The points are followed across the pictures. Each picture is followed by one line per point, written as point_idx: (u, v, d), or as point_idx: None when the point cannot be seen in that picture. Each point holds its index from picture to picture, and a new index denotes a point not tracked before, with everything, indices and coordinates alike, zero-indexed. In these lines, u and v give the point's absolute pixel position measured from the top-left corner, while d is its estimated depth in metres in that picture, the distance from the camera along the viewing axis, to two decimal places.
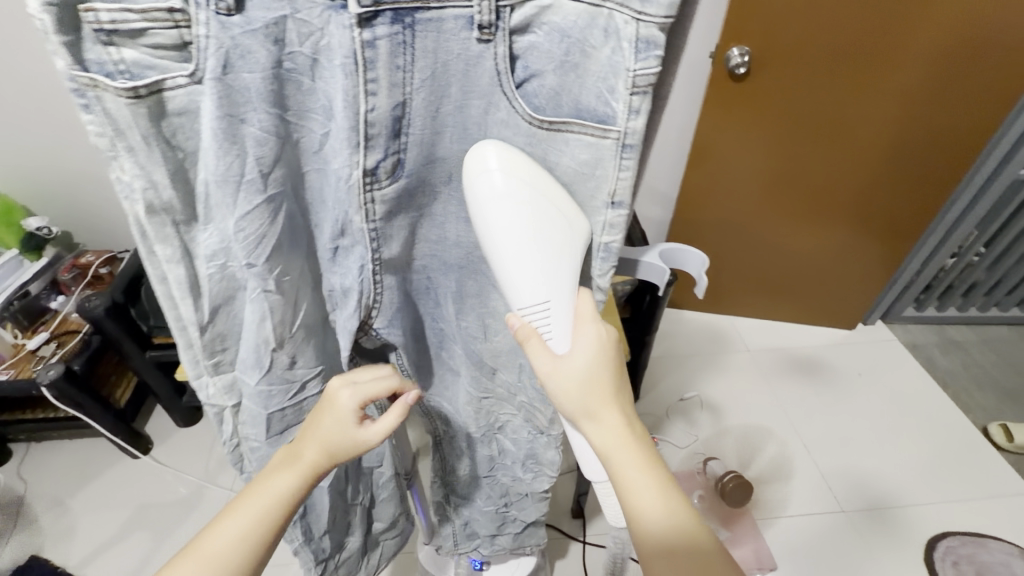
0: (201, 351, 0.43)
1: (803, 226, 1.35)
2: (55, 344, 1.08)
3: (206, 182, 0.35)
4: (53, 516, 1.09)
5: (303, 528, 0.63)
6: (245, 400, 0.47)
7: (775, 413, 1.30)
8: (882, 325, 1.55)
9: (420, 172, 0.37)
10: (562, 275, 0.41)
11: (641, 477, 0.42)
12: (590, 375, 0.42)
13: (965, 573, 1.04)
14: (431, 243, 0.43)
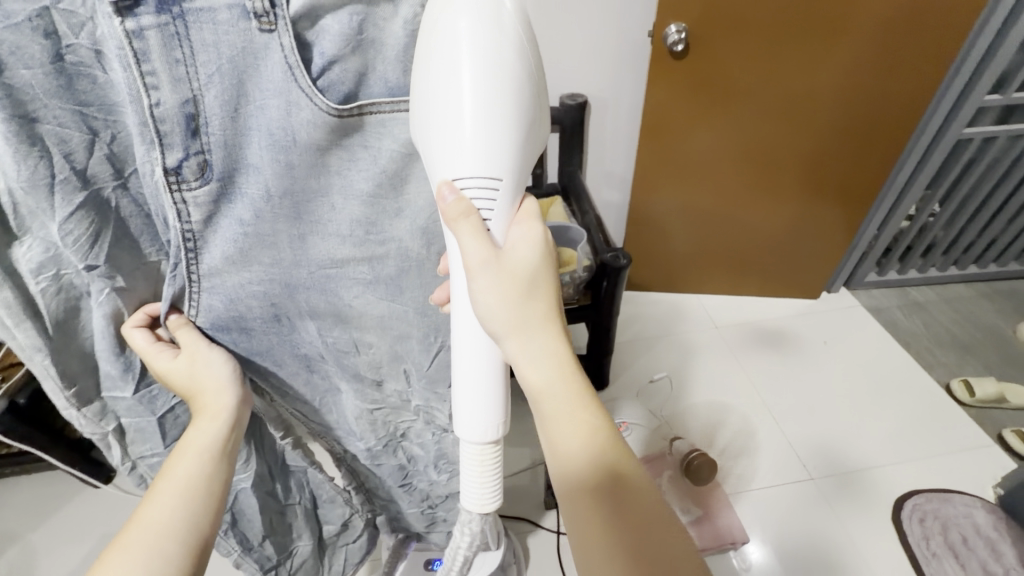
0: (60, 380, 0.38)
1: (764, 196, 1.34)
2: None
3: (10, 192, 0.30)
4: (15, 555, 1.07)
5: (237, 537, 0.58)
6: (125, 418, 0.44)
7: (743, 390, 1.31)
8: (846, 292, 1.57)
9: (238, 179, 0.32)
10: (513, 152, 0.35)
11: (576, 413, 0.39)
12: (533, 274, 0.39)
13: (931, 529, 1.05)
14: (266, 267, 0.36)
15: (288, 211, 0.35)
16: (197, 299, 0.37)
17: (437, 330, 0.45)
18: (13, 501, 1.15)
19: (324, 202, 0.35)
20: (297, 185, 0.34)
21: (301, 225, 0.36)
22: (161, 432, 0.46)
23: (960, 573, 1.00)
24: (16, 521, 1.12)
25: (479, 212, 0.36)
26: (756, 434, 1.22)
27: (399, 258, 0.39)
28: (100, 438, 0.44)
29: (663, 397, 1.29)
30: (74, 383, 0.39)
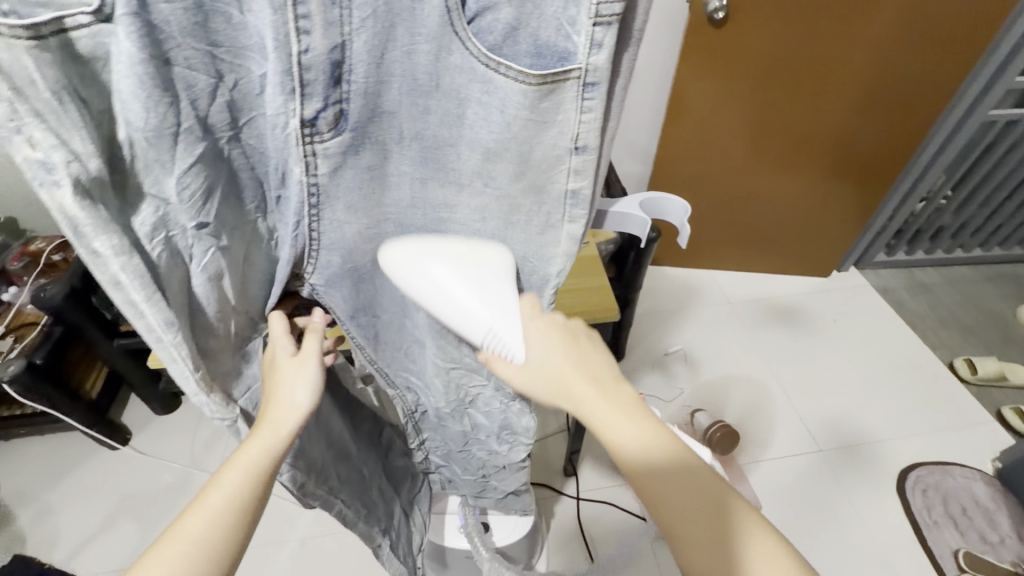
0: (190, 361, 0.38)
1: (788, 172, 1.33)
2: (13, 338, 1.04)
3: (131, 142, 0.30)
4: (34, 513, 1.07)
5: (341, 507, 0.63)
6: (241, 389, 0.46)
7: (755, 363, 1.33)
8: (855, 272, 1.59)
9: (371, 127, 0.33)
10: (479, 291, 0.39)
11: (638, 431, 0.40)
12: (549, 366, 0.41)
13: (932, 498, 1.10)
14: (386, 212, 0.38)
15: (414, 154, 0.35)
16: (315, 253, 0.38)
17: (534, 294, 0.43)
18: (29, 459, 1.15)
19: (451, 152, 0.35)
20: (428, 132, 0.34)
21: (423, 171, 0.36)
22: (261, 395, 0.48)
23: (959, 540, 1.05)
24: (31, 482, 1.12)
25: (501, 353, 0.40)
26: (769, 408, 1.25)
27: (501, 210, 0.38)
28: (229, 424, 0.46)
29: (678, 369, 1.32)
30: (200, 364, 0.40)
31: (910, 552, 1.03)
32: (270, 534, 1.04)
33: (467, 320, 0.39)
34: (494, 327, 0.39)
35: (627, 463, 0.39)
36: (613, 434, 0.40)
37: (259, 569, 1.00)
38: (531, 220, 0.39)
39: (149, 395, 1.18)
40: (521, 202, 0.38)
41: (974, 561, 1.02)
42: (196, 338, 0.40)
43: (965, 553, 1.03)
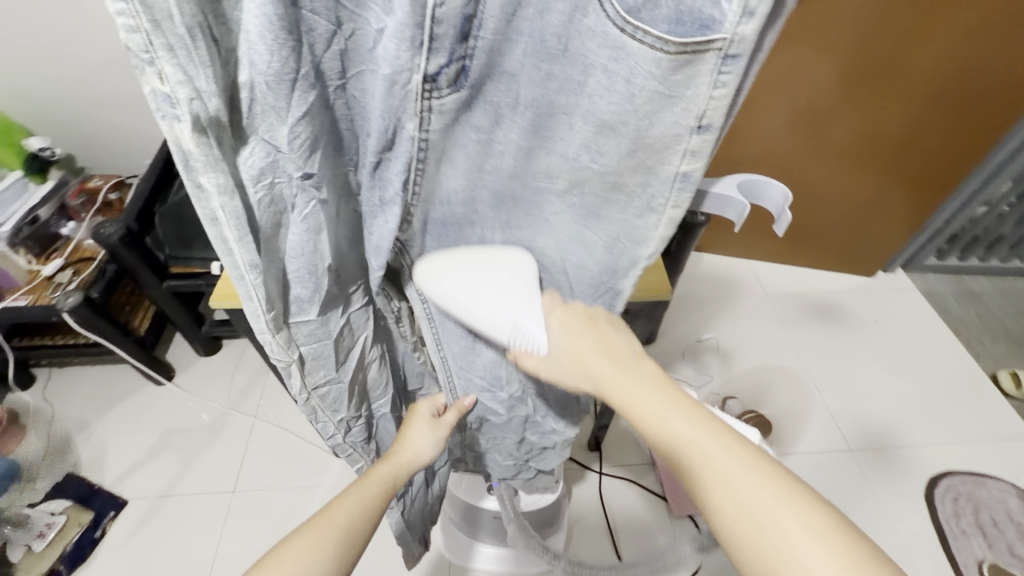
0: (263, 303, 0.41)
1: (847, 166, 1.28)
2: (70, 271, 1.08)
3: (252, 86, 0.30)
4: (83, 439, 1.13)
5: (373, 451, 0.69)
6: (305, 345, 0.49)
7: (790, 357, 1.32)
8: (901, 274, 1.54)
9: (487, 83, 0.35)
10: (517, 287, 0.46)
11: (672, 410, 0.40)
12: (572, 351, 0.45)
13: (962, 508, 1.08)
14: (488, 176, 0.41)
15: (527, 120, 0.37)
16: (416, 211, 0.41)
17: (617, 272, 0.46)
18: (79, 387, 1.21)
19: (563, 120, 0.37)
20: (545, 98, 0.36)
21: (532, 140, 0.38)
22: (336, 357, 0.53)
23: (986, 550, 1.04)
24: (81, 409, 1.18)
25: (529, 349, 0.46)
26: (800, 402, 1.24)
27: (602, 187, 0.41)
28: (285, 368, 0.49)
29: (709, 356, 1.31)
30: (273, 305, 0.42)
31: (934, 556, 1.02)
32: (303, 478, 1.09)
33: (493, 319, 0.46)
34: (517, 324, 0.46)
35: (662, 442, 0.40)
36: (647, 412, 0.41)
37: (292, 508, 1.05)
38: (632, 203, 0.41)
39: (193, 337, 1.23)
40: (625, 181, 0.40)
41: (1000, 573, 1.01)
42: (282, 285, 0.43)
43: (990, 564, 1.02)
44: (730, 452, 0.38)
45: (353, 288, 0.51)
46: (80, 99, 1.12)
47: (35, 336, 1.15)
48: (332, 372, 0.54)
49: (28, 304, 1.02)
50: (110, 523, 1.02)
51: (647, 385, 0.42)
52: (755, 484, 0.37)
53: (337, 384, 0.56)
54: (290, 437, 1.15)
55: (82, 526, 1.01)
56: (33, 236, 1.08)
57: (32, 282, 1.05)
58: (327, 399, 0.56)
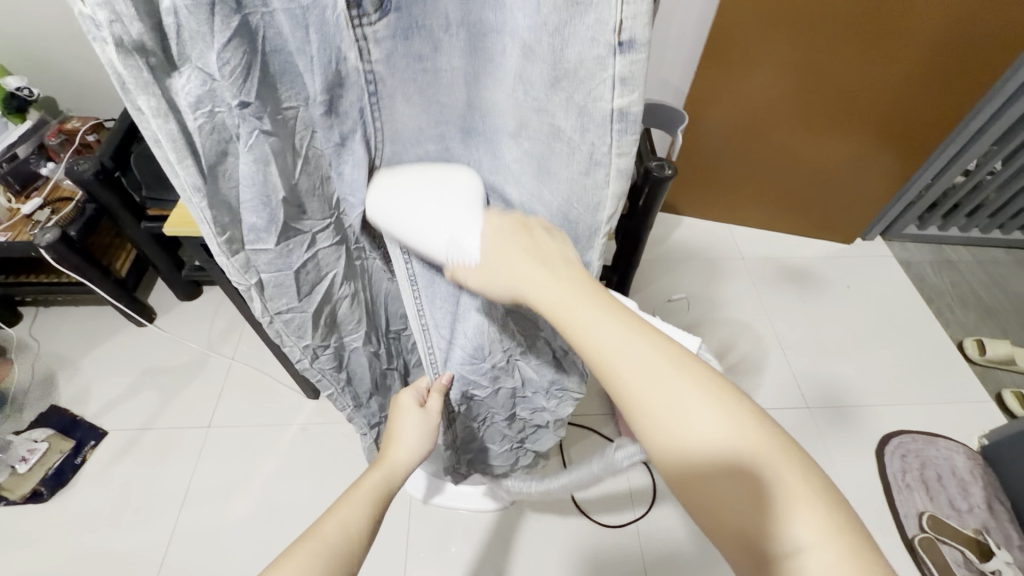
0: (213, 226, 0.41)
1: (825, 134, 1.29)
2: (49, 210, 1.11)
3: (175, 13, 0.30)
4: (67, 374, 1.18)
5: (351, 392, 0.70)
6: (264, 273, 0.48)
7: (758, 318, 1.34)
8: (880, 242, 1.54)
9: (413, 8, 0.35)
10: (459, 196, 0.43)
11: (693, 398, 0.36)
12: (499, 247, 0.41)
13: (910, 464, 1.11)
14: (440, 106, 0.43)
15: (463, 42, 0.38)
16: (381, 147, 0.43)
17: (579, 239, 0.45)
18: (64, 325, 1.25)
19: (497, 41, 0.37)
20: (475, 14, 0.37)
21: (474, 64, 0.40)
22: (296, 285, 0.50)
23: (927, 503, 1.07)
24: (66, 345, 1.22)
25: (464, 261, 0.42)
26: (764, 362, 1.26)
27: (545, 131, 0.39)
28: (245, 291, 0.49)
29: (679, 314, 1.33)
30: (226, 230, 0.42)
31: (876, 507, 1.06)
32: (276, 416, 1.13)
33: (428, 237, 0.42)
34: (455, 237, 0.42)
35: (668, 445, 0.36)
36: (599, 348, 0.37)
37: (263, 444, 1.09)
38: (574, 155, 0.38)
39: (173, 281, 1.26)
40: (561, 125, 0.37)
41: (939, 524, 1.04)
42: (234, 207, 0.42)
43: (930, 515, 1.05)
44: (681, 380, 0.36)
45: (318, 229, 0.48)
46: (56, 38, 1.13)
47: (18, 273, 1.18)
48: (297, 301, 0.52)
49: (8, 239, 1.05)
50: (91, 451, 1.07)
51: (585, 294, 0.39)
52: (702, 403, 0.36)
53: (303, 316, 0.54)
54: (265, 380, 1.19)
55: (64, 452, 1.06)
56: (12, 173, 1.10)
57: (11, 219, 1.08)
58: (289, 328, 0.55)
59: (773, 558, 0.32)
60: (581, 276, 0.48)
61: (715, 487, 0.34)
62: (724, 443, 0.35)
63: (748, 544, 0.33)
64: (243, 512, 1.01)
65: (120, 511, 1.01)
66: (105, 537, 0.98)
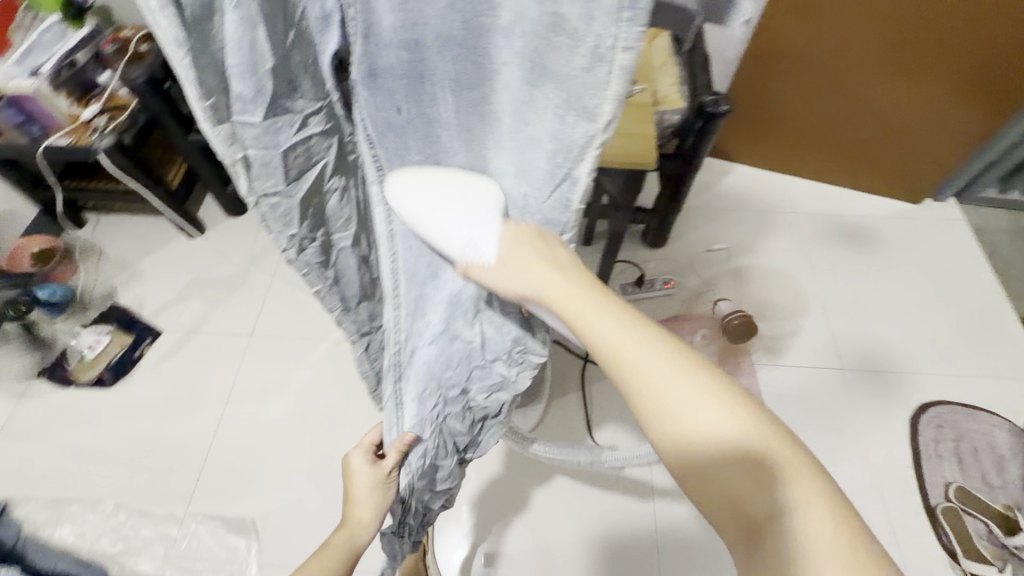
0: (193, 83, 0.33)
1: (898, 80, 1.17)
2: (106, 118, 1.15)
3: None
4: (126, 276, 1.27)
5: (338, 296, 0.56)
6: (251, 149, 0.38)
7: (801, 274, 1.28)
8: (951, 204, 1.41)
9: None
10: (477, 207, 0.41)
11: (688, 382, 0.35)
12: (513, 255, 0.39)
13: (945, 434, 1.07)
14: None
15: None
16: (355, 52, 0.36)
17: (571, 151, 0.36)
18: (123, 231, 1.33)
19: None
20: None
21: None
22: (284, 170, 0.41)
23: (956, 474, 1.04)
24: (125, 250, 1.30)
25: (476, 260, 0.41)
26: (801, 321, 1.21)
27: (541, 27, 0.32)
28: (229, 165, 0.39)
29: (717, 265, 1.29)
30: (209, 92, 0.35)
31: (901, 473, 1.04)
32: (311, 331, 1.19)
33: (443, 238, 0.42)
34: (467, 239, 0.41)
35: (666, 439, 0.35)
36: (624, 365, 0.35)
37: (298, 356, 1.15)
38: (576, 50, 0.31)
39: (220, 196, 1.30)
40: (565, 12, 0.30)
41: (965, 495, 1.01)
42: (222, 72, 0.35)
43: (957, 486, 1.02)
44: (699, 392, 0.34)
45: (313, 113, 0.40)
46: None
47: (81, 179, 1.25)
48: (283, 187, 0.42)
49: (70, 143, 1.11)
50: (148, 348, 1.17)
51: (586, 289, 0.37)
52: (727, 426, 0.34)
53: (293, 206, 0.44)
54: (302, 297, 1.24)
55: (124, 346, 1.15)
56: (72, 81, 1.12)
57: (73, 124, 1.13)
58: (280, 218, 0.44)
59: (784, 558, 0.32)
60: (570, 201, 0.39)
61: (712, 476, 0.34)
62: (728, 442, 0.34)
63: (745, 521, 0.34)
64: (279, 415, 1.08)
65: (170, 404, 1.10)
66: (157, 423, 1.07)
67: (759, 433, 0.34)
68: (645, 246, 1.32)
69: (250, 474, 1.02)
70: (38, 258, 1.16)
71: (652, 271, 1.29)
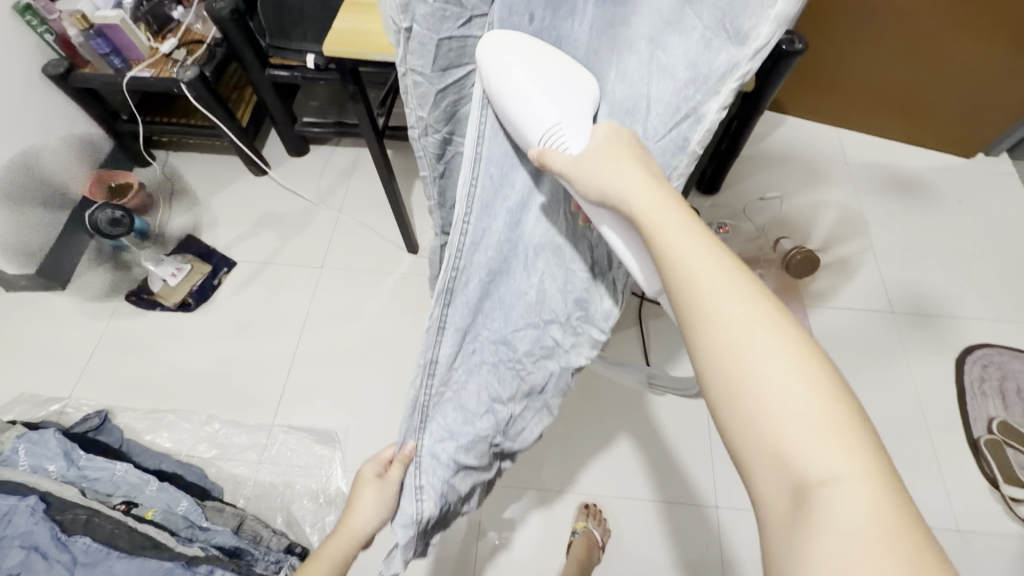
0: None
1: (967, 31, 1.15)
2: (185, 51, 1.18)
3: None
4: (199, 208, 1.32)
5: (439, 190, 0.64)
6: (417, 23, 0.45)
7: (854, 223, 1.31)
8: (1004, 160, 1.42)
9: None
10: (570, 95, 0.41)
11: (792, 383, 0.30)
12: (607, 146, 0.40)
13: (990, 374, 1.11)
14: None
15: None
16: None
17: (707, 81, 0.38)
18: (193, 168, 1.38)
19: None
20: None
21: None
22: (435, 55, 0.47)
23: (1000, 410, 1.08)
24: (197, 185, 1.35)
25: (556, 146, 0.41)
26: (853, 267, 1.25)
27: None
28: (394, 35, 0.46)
29: (770, 212, 1.31)
30: None
31: (946, 408, 1.09)
32: (380, 266, 1.24)
33: (527, 113, 0.41)
34: (554, 125, 0.41)
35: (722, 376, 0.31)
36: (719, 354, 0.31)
37: (369, 287, 1.21)
38: None
39: (287, 135, 1.34)
40: None
41: (1008, 429, 1.06)
42: None
43: (1000, 421, 1.07)
44: (789, 351, 0.30)
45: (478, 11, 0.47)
46: None
47: (156, 115, 1.30)
48: (428, 71, 0.49)
49: (152, 75, 1.14)
50: (225, 276, 1.23)
51: (675, 204, 0.36)
52: (822, 421, 0.29)
53: (428, 92, 0.51)
54: (368, 233, 1.29)
55: (204, 274, 1.21)
56: (151, 14, 1.17)
57: (153, 58, 1.16)
58: (415, 98, 0.52)
59: (805, 485, 0.28)
60: (688, 137, 0.41)
61: (783, 415, 0.29)
62: (809, 421, 0.29)
63: (780, 460, 0.29)
64: (353, 341, 1.14)
65: (250, 328, 1.16)
66: (241, 343, 1.14)
67: (835, 410, 0.29)
68: (699, 193, 1.34)
69: (331, 391, 1.09)
70: (117, 192, 1.19)
71: (706, 217, 1.32)
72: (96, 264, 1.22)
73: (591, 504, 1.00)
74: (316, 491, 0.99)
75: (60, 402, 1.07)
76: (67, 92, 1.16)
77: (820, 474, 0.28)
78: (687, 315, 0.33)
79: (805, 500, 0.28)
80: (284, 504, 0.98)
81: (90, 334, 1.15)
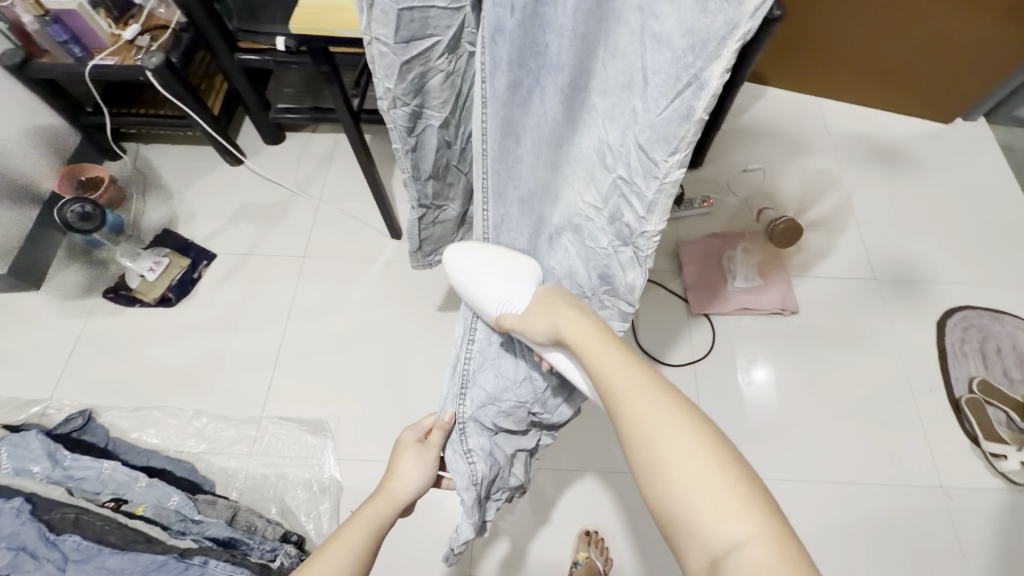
0: None
1: None
2: (149, 38, 1.13)
3: None
4: (175, 201, 1.29)
5: (412, 163, 0.65)
6: None
7: (837, 193, 1.31)
8: (982, 125, 1.43)
9: None
10: (515, 265, 0.65)
11: (697, 466, 0.44)
12: (542, 299, 0.61)
13: (971, 336, 1.14)
14: None
15: None
16: None
17: (707, 46, 0.38)
18: (166, 160, 1.34)
19: None
20: None
21: None
22: (395, 26, 0.49)
23: (980, 370, 1.11)
24: (171, 177, 1.32)
25: (509, 309, 0.63)
26: (836, 236, 1.26)
27: None
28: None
29: (753, 185, 1.32)
30: None
31: (928, 370, 1.11)
32: (364, 253, 1.22)
33: (484, 293, 0.64)
34: (503, 297, 0.63)
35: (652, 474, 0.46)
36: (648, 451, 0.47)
37: (354, 275, 1.20)
38: None
39: (261, 123, 1.31)
40: None
41: (988, 388, 1.08)
42: None
43: (980, 380, 1.09)
44: (690, 444, 0.45)
45: None
46: None
47: (124, 106, 1.25)
48: (390, 43, 0.50)
49: (116, 63, 1.09)
50: (205, 269, 1.20)
51: (608, 346, 0.54)
52: (720, 498, 0.43)
53: (393, 62, 0.52)
54: (350, 220, 1.27)
55: (183, 267, 1.19)
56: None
57: (115, 45, 1.11)
58: (382, 67, 0.53)
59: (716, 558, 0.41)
60: (692, 105, 0.41)
61: (691, 499, 0.43)
62: (712, 504, 0.42)
63: (707, 550, 0.42)
64: (341, 329, 1.13)
65: (234, 321, 1.14)
66: (226, 336, 1.12)
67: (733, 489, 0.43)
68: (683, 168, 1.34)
69: (320, 380, 1.08)
70: (88, 187, 1.19)
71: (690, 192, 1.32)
72: (71, 262, 1.19)
73: (592, 531, 0.97)
74: (309, 480, 0.99)
75: (41, 403, 1.04)
76: (26, 83, 1.11)
77: (724, 541, 0.41)
78: (623, 428, 0.49)
79: (718, 567, 0.41)
80: (278, 495, 0.98)
81: (69, 334, 1.12)
